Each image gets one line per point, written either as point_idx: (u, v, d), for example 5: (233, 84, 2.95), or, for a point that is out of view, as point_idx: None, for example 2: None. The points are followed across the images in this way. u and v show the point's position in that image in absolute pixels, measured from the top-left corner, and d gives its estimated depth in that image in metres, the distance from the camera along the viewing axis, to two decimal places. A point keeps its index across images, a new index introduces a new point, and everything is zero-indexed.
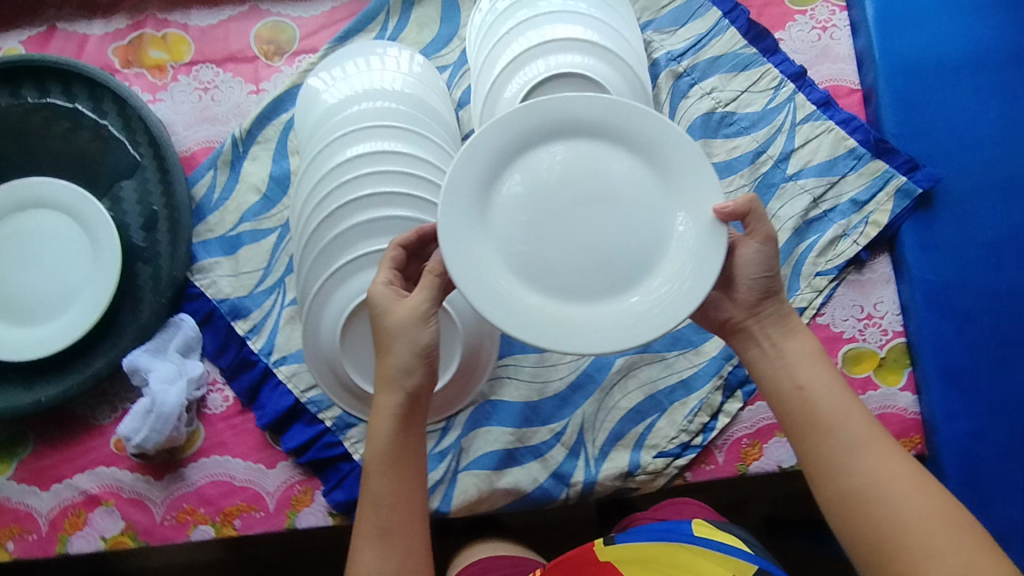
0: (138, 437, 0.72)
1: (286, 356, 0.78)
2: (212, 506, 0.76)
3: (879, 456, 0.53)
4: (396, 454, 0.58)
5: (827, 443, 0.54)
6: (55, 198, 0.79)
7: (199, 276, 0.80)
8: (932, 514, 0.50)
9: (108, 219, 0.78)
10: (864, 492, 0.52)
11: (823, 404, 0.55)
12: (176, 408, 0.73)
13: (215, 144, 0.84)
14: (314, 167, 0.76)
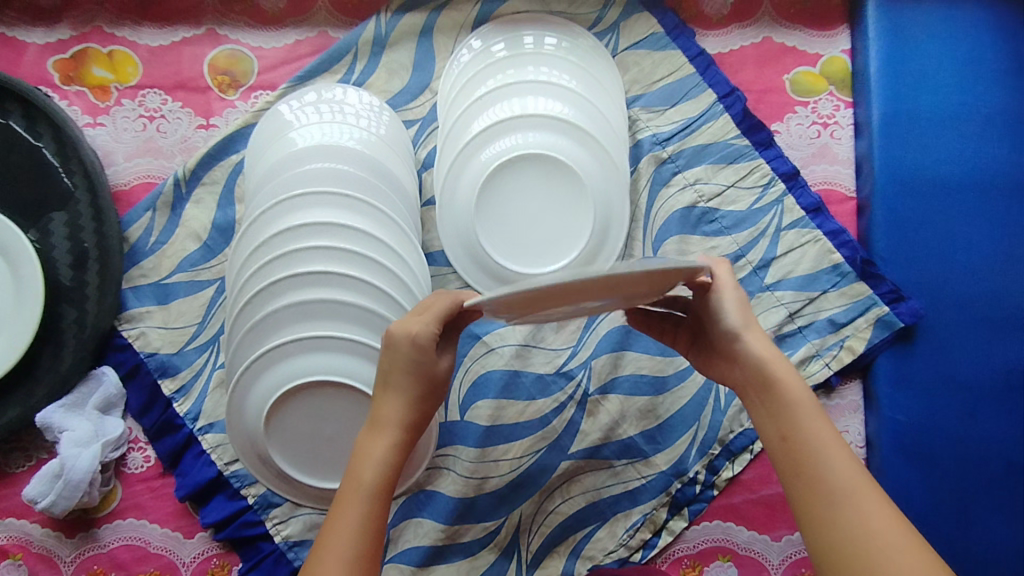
0: (45, 502, 0.68)
1: (212, 424, 0.74)
2: (124, 571, 0.73)
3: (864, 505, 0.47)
4: (383, 480, 0.52)
5: (814, 494, 0.48)
6: None
7: (128, 326, 0.75)
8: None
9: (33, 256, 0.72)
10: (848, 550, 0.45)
11: (809, 454, 0.50)
12: (85, 473, 0.69)
13: (157, 181, 0.78)
14: (254, 228, 0.70)
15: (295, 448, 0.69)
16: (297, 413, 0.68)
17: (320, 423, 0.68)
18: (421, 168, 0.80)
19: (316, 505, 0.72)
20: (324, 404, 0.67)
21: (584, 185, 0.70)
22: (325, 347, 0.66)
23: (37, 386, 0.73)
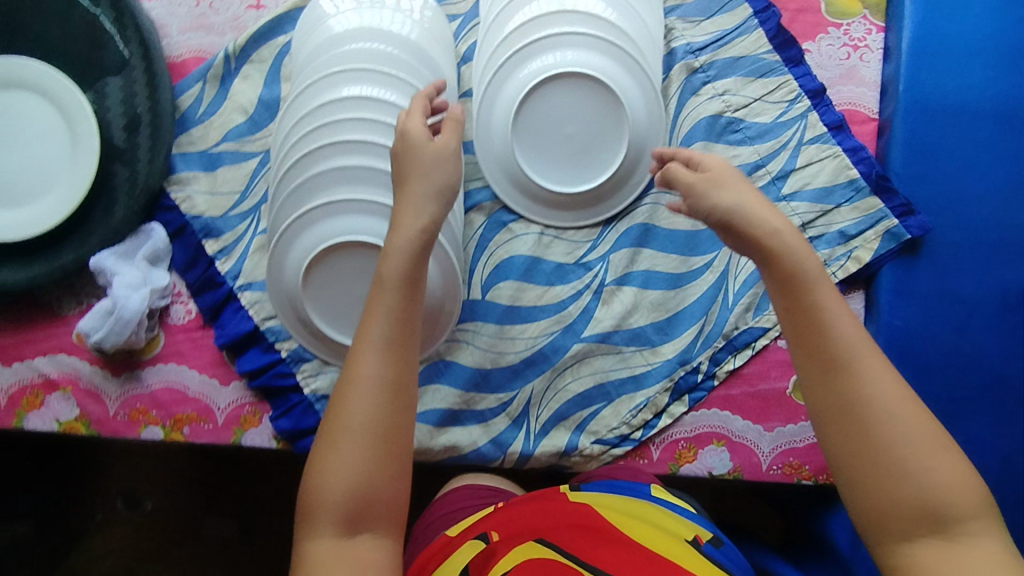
0: (96, 335, 0.74)
1: (251, 283, 0.79)
2: (164, 410, 0.80)
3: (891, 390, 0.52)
4: (396, 304, 0.58)
5: (858, 394, 0.52)
6: (42, 85, 0.78)
7: (178, 188, 0.80)
8: (962, 488, 0.50)
9: (90, 115, 0.76)
10: (878, 444, 0.51)
11: (849, 350, 0.53)
12: (135, 312, 0.74)
13: (207, 56, 0.81)
14: (303, 99, 0.75)
15: (328, 307, 0.75)
16: (331, 273, 0.73)
17: (352, 284, 0.73)
18: (461, 61, 0.82)
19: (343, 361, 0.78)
20: (356, 266, 0.73)
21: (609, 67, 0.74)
22: (359, 211, 0.71)
23: (90, 238, 0.77)
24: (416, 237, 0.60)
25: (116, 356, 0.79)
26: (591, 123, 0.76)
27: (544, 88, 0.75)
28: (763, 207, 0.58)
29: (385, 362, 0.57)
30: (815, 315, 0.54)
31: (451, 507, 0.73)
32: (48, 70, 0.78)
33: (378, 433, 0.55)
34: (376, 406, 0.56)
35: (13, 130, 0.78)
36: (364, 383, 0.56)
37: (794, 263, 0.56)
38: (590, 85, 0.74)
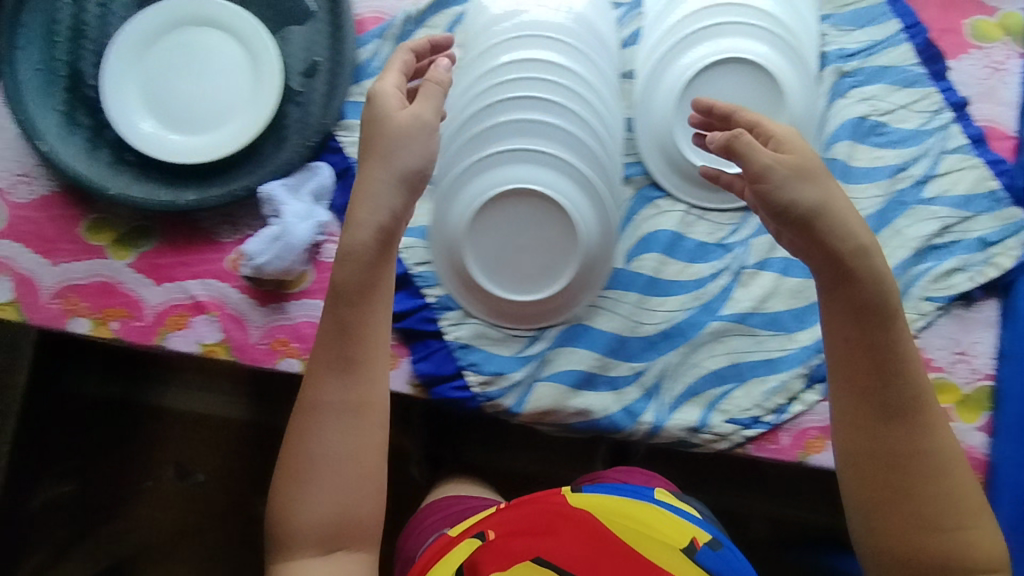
0: (257, 259, 0.76)
1: (406, 229, 0.81)
2: (305, 344, 0.81)
3: (933, 410, 0.63)
4: (360, 325, 0.64)
5: (912, 444, 0.62)
6: (230, 24, 0.82)
7: (344, 133, 0.82)
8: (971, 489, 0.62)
9: (275, 56, 0.81)
10: (931, 465, 0.62)
11: (927, 406, 0.62)
12: (299, 241, 0.77)
13: (385, 17, 0.85)
14: (481, 59, 0.79)
15: (487, 256, 0.76)
16: (496, 222, 0.75)
17: (514, 234, 0.75)
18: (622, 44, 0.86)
19: (489, 313, 0.80)
20: (522, 217, 0.74)
21: (775, 57, 0.78)
22: (531, 162, 0.74)
23: (259, 168, 0.81)
24: (385, 223, 0.62)
25: (263, 285, 0.81)
26: (752, 107, 0.78)
27: (710, 70, 0.79)
28: (846, 210, 0.60)
29: (335, 391, 0.64)
30: (886, 334, 0.61)
31: (438, 511, 0.80)
32: (236, 10, 0.82)
33: (354, 454, 0.64)
34: (345, 438, 0.64)
35: (198, 62, 0.82)
36: (318, 411, 0.64)
37: (877, 285, 0.61)
38: (755, 70, 0.78)
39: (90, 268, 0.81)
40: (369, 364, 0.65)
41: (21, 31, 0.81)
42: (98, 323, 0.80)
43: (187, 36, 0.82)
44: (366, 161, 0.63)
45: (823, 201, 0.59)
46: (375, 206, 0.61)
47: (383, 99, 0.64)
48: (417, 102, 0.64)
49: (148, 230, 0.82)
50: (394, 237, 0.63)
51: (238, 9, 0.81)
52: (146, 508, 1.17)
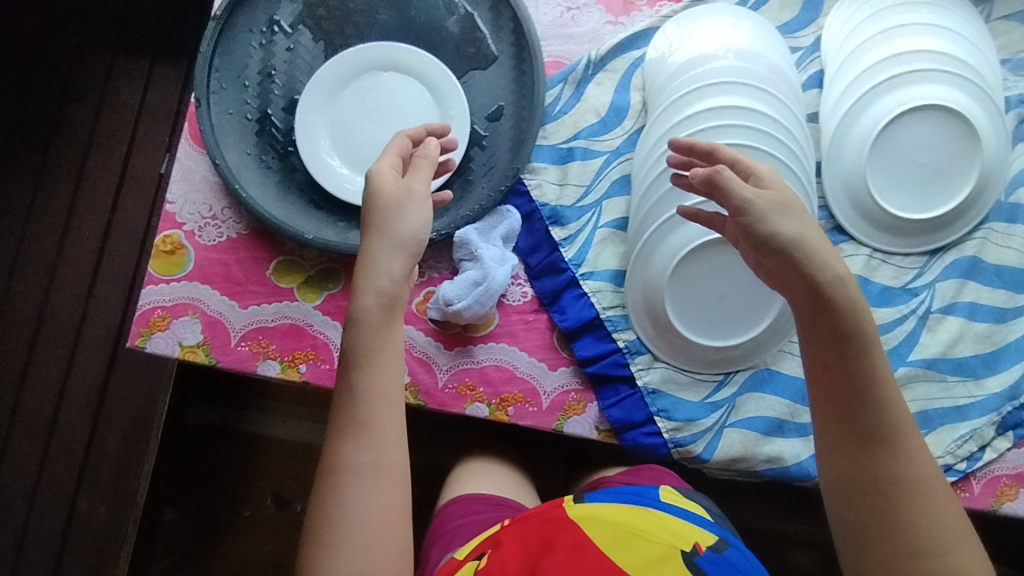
0: (447, 300, 0.77)
1: (593, 272, 0.81)
2: (492, 388, 0.80)
3: (908, 434, 0.57)
4: (376, 379, 0.60)
5: (874, 459, 0.56)
6: (417, 69, 0.84)
7: (530, 177, 0.83)
8: (949, 514, 0.55)
9: (462, 99, 0.82)
10: (907, 496, 0.55)
11: (896, 422, 0.57)
12: (490, 287, 0.76)
13: (566, 62, 0.87)
14: (677, 104, 0.80)
15: (686, 301, 0.76)
16: (698, 267, 0.75)
17: (715, 279, 0.75)
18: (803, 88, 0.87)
19: (678, 357, 0.79)
20: (724, 262, 0.75)
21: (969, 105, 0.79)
22: None
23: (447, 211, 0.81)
24: (386, 290, 0.61)
25: (450, 329, 0.81)
26: (945, 155, 0.79)
27: (905, 117, 0.79)
28: (817, 238, 0.60)
29: (369, 449, 0.59)
30: (859, 359, 0.58)
31: (458, 518, 0.74)
32: (423, 58, 0.83)
33: (379, 516, 0.58)
34: (374, 489, 0.59)
35: (386, 107, 0.84)
36: (354, 473, 0.59)
37: (852, 312, 0.58)
38: (950, 118, 0.78)
39: (279, 310, 0.81)
40: (354, 411, 0.60)
41: (218, 76, 0.82)
42: (287, 365, 0.80)
43: (376, 81, 0.84)
44: (371, 233, 0.63)
45: (805, 234, 0.59)
46: (400, 273, 0.62)
47: (380, 177, 0.65)
48: (414, 175, 0.66)
49: (335, 273, 0.82)
50: (396, 300, 0.62)
51: (425, 54, 0.83)
52: (245, 536, 1.16)
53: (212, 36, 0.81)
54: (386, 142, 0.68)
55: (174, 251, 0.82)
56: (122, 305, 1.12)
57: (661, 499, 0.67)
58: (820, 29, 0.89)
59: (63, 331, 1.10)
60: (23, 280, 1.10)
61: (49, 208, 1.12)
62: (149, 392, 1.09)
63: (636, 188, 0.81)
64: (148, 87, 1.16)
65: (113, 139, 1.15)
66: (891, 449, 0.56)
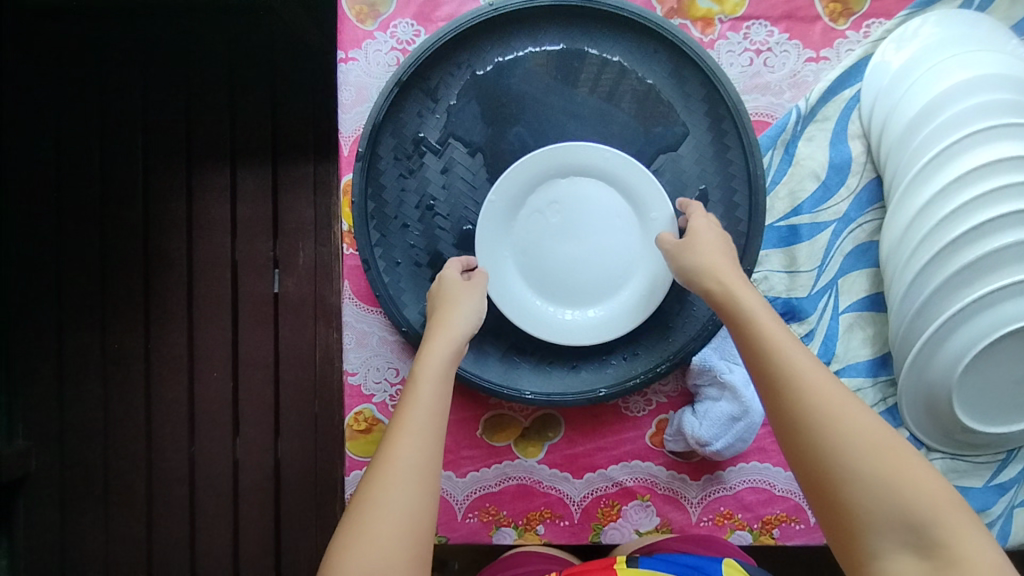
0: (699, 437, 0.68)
1: (846, 367, 0.72)
2: (751, 513, 0.73)
3: (857, 415, 0.44)
4: (439, 397, 0.52)
5: (796, 418, 0.45)
6: (605, 170, 0.68)
7: (755, 271, 0.73)
8: (932, 488, 0.41)
9: (664, 197, 0.67)
10: (845, 494, 0.42)
11: (810, 369, 0.46)
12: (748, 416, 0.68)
13: (773, 117, 0.73)
14: (933, 165, 0.66)
15: (975, 394, 0.67)
16: (993, 358, 0.65)
17: (1014, 367, 0.65)
18: None
19: (957, 446, 0.71)
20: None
21: None
22: None
23: (668, 330, 0.71)
24: (456, 341, 0.57)
25: (693, 458, 0.73)
26: None
27: None
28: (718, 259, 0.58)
29: (420, 448, 0.48)
30: (767, 359, 0.48)
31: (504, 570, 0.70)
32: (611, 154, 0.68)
33: (408, 529, 0.44)
34: (411, 491, 0.46)
35: (576, 221, 0.70)
36: (400, 469, 0.46)
37: (740, 299, 0.53)
38: None
39: (500, 472, 0.73)
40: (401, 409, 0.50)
41: (375, 224, 0.70)
42: (523, 529, 0.73)
43: (557, 193, 0.70)
44: (436, 322, 0.60)
45: (710, 256, 0.58)
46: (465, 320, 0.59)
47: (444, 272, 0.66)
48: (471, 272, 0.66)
49: (553, 419, 0.73)
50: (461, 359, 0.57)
51: (609, 149, 0.67)
52: None
53: (360, 180, 0.69)
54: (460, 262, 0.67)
55: (370, 428, 0.73)
56: (271, 442, 1.02)
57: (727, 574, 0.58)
58: None
59: (220, 484, 1.02)
60: (164, 437, 1.03)
61: (170, 355, 1.02)
62: (323, 532, 1.01)
63: (892, 273, 0.69)
64: (235, 199, 1.02)
65: (214, 267, 1.02)
66: (830, 446, 0.43)
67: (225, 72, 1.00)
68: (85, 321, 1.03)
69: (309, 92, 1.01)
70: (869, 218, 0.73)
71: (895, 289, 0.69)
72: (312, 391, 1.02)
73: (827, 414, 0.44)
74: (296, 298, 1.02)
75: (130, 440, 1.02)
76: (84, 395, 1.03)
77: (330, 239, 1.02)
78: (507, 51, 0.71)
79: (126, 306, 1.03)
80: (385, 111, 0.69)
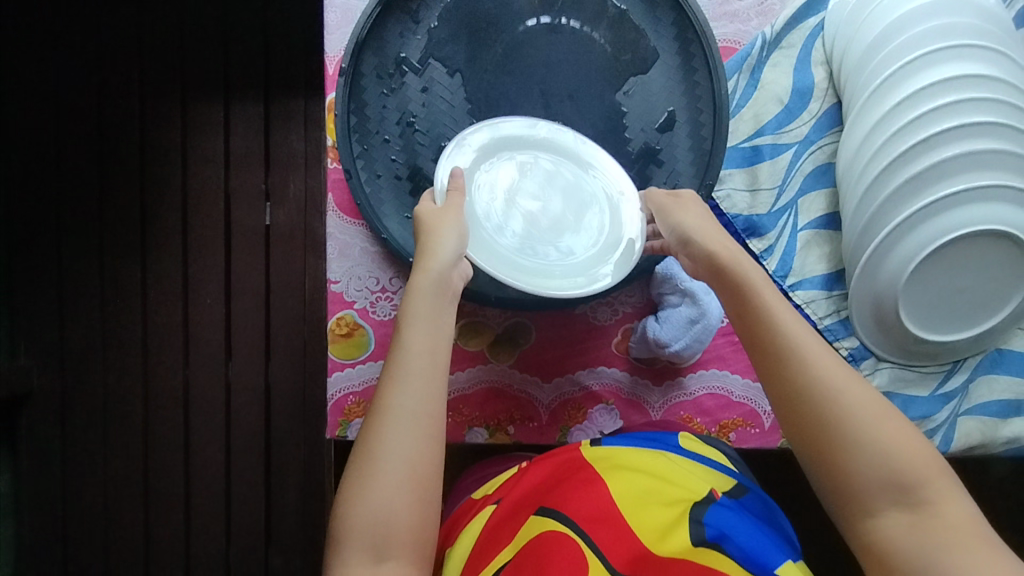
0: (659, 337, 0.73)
1: (802, 281, 0.76)
2: (709, 417, 0.77)
3: (855, 388, 0.50)
4: (428, 338, 0.56)
5: (811, 398, 0.50)
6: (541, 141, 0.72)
7: (718, 188, 0.76)
8: (918, 455, 0.48)
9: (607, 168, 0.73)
10: (846, 463, 0.48)
11: (816, 353, 0.52)
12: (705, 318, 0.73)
13: (737, 45, 0.78)
14: (892, 80, 0.69)
15: (920, 302, 0.71)
16: (937, 266, 0.69)
17: (957, 276, 0.69)
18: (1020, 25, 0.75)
19: (904, 356, 0.75)
20: (968, 257, 0.68)
21: None
22: (980, 198, 0.66)
23: None
24: (442, 271, 0.59)
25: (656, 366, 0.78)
26: None
27: None
28: (716, 229, 0.61)
29: (414, 394, 0.53)
30: (771, 337, 0.53)
31: (478, 473, 0.80)
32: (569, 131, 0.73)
33: (406, 467, 0.51)
34: (409, 435, 0.52)
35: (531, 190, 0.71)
36: (395, 416, 0.52)
37: (738, 271, 0.57)
38: None
39: (473, 375, 0.78)
40: (397, 353, 0.55)
41: (357, 138, 0.74)
42: (494, 430, 0.78)
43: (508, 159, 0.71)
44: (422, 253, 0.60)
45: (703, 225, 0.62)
46: (451, 256, 0.59)
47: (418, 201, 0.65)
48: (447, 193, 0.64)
49: (525, 326, 0.78)
50: (450, 285, 0.59)
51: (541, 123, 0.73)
52: None
53: (344, 94, 0.72)
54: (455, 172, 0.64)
55: (351, 332, 0.78)
56: (262, 367, 1.07)
57: (682, 447, 0.66)
58: None
59: (213, 406, 1.07)
60: (161, 361, 1.08)
61: (167, 282, 1.07)
62: (313, 452, 1.06)
63: (849, 185, 0.72)
64: (229, 133, 1.05)
65: (208, 199, 1.06)
66: (836, 417, 0.49)
67: (219, 9, 1.04)
68: (86, 250, 1.08)
69: (300, 30, 1.04)
70: (828, 141, 0.76)
71: (849, 204, 0.73)
72: (301, 319, 1.07)
73: (827, 389, 0.50)
74: (287, 229, 1.06)
75: (129, 363, 1.08)
76: (85, 319, 1.08)
77: (320, 173, 1.06)
78: None
79: (125, 235, 1.08)
80: (368, 28, 0.72)
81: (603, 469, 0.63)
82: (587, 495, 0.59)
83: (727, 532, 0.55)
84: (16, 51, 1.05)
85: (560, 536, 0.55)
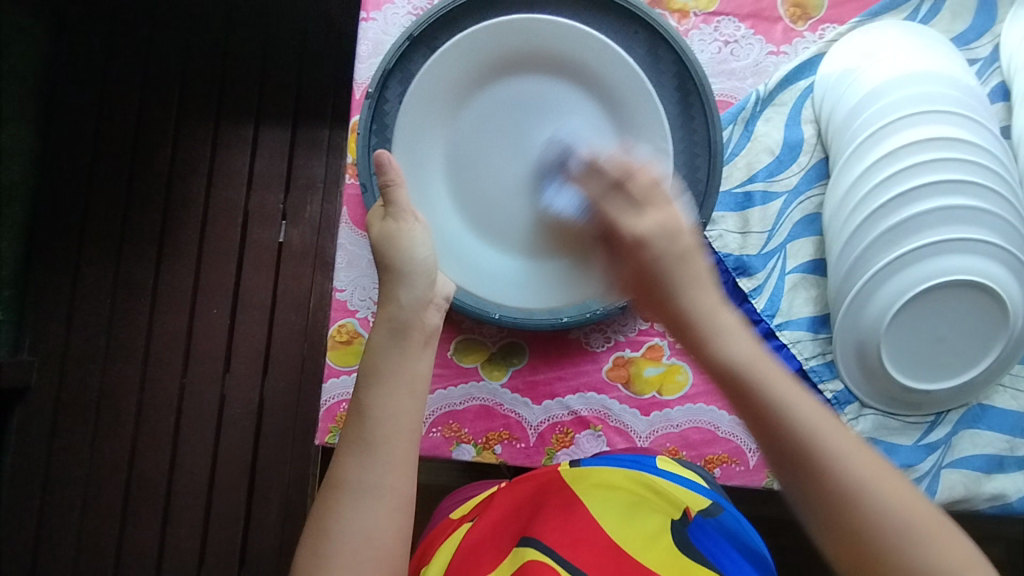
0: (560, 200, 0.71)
1: (788, 321, 0.79)
2: (695, 451, 0.78)
3: (875, 465, 0.41)
4: (388, 398, 0.50)
5: (822, 482, 0.41)
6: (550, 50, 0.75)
7: (710, 227, 0.81)
8: (939, 532, 0.40)
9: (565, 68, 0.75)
10: (865, 545, 0.40)
11: (817, 435, 0.42)
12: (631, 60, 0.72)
13: (733, 100, 0.84)
14: (876, 137, 0.74)
15: (904, 347, 0.73)
16: (918, 314, 0.71)
17: (938, 325, 0.72)
18: (992, 101, 0.83)
19: (888, 402, 0.77)
20: (947, 307, 0.71)
21: None
22: (958, 249, 0.70)
23: None
24: (397, 312, 0.54)
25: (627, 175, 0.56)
26: None
27: None
28: (698, 286, 0.49)
29: (374, 463, 0.48)
30: (772, 413, 0.43)
31: (455, 497, 0.74)
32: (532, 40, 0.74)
33: (365, 547, 0.45)
34: (371, 509, 0.46)
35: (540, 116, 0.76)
36: (353, 485, 0.47)
37: (729, 349, 0.46)
38: None
39: (466, 392, 0.79)
40: (355, 419, 0.50)
41: None
42: (482, 448, 0.78)
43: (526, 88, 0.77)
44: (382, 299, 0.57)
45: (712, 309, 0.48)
46: (409, 301, 0.55)
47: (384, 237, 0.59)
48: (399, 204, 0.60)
49: (518, 346, 0.81)
50: (412, 326, 0.54)
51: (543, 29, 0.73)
52: None
53: (367, 115, 0.78)
54: (374, 158, 0.59)
55: (351, 340, 0.80)
56: (258, 379, 1.08)
57: (659, 465, 0.65)
58: (998, 36, 0.84)
59: (205, 415, 1.08)
60: (159, 364, 1.09)
61: (177, 288, 1.11)
62: (299, 468, 1.06)
63: (837, 232, 0.76)
64: (255, 154, 1.12)
65: (228, 213, 1.11)
66: (850, 500, 0.40)
67: (262, 41, 1.14)
68: (103, 253, 1.12)
69: (333, 65, 1.13)
70: (816, 192, 0.82)
71: (835, 250, 0.77)
72: (302, 334, 1.09)
73: (834, 465, 0.41)
74: (300, 248, 1.11)
75: (128, 364, 1.09)
76: (91, 321, 1.11)
77: (336, 197, 1.12)
78: (508, 22, 0.81)
79: (142, 243, 1.12)
80: (395, 59, 0.79)
81: (582, 488, 0.59)
82: (567, 519, 0.55)
83: (708, 546, 0.55)
84: (69, 64, 1.13)
85: (536, 562, 0.49)
